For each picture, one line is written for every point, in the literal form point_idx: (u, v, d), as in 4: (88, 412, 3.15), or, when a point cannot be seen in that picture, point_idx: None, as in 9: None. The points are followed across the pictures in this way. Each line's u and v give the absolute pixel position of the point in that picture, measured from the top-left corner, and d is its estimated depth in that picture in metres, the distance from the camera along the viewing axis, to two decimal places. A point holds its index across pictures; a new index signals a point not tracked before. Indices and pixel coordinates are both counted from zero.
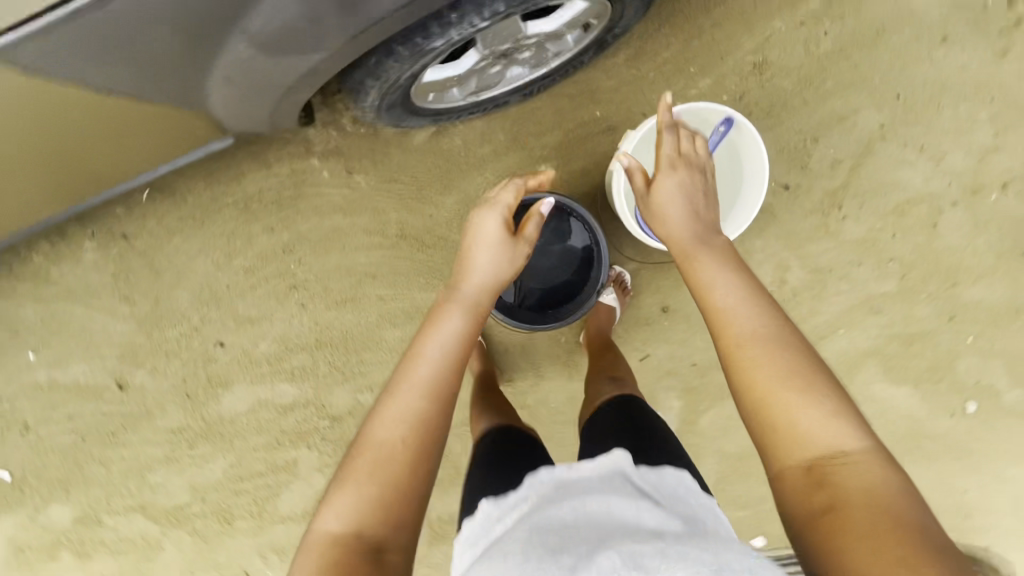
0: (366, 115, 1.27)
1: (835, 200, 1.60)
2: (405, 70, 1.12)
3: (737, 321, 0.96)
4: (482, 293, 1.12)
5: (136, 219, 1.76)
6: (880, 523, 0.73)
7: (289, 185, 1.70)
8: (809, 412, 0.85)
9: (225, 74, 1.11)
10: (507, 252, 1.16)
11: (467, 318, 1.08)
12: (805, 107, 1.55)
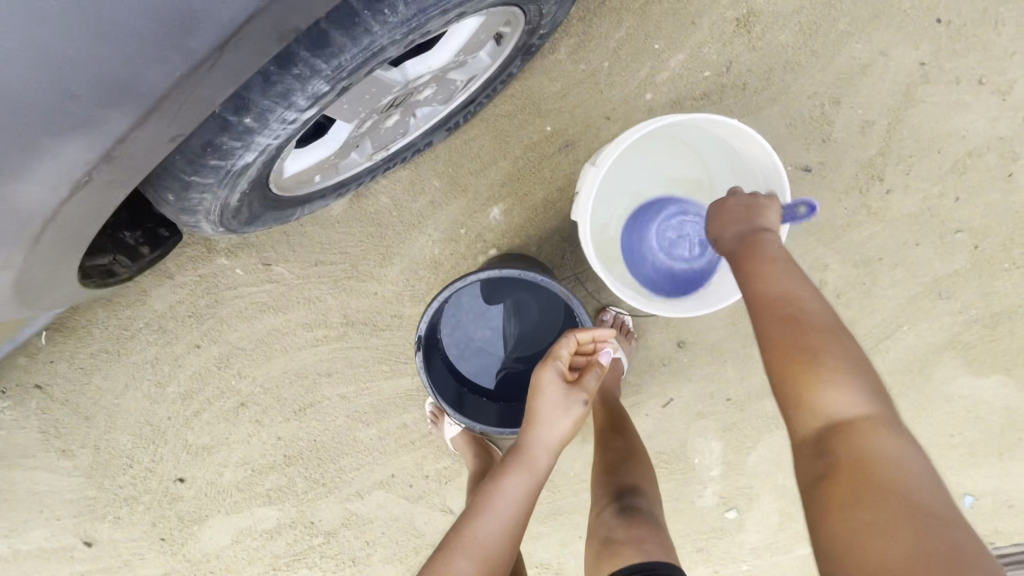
0: (211, 233, 0.92)
1: (874, 171, 1.24)
2: (225, 194, 0.83)
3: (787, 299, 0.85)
4: (540, 451, 1.05)
5: (45, 366, 1.50)
6: (891, 504, 0.66)
7: (203, 293, 1.41)
8: (826, 383, 0.77)
9: None
10: (571, 410, 1.07)
11: (530, 479, 1.02)
12: (812, 62, 1.19)
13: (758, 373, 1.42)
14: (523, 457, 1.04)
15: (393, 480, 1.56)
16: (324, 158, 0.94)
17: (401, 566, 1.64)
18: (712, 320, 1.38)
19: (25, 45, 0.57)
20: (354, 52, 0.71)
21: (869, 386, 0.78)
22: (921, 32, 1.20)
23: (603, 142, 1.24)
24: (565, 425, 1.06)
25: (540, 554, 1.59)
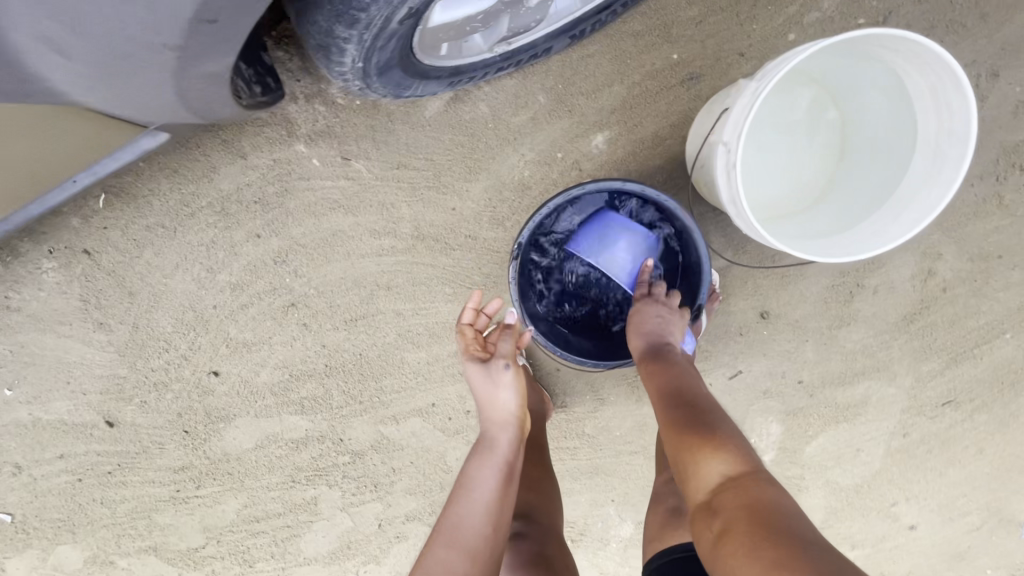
0: (348, 67, 0.81)
1: (1015, 158, 1.15)
2: (398, 7, 0.71)
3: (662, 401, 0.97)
4: (495, 432, 1.06)
5: (97, 232, 1.44)
6: (729, 516, 0.76)
7: (275, 180, 1.34)
8: (676, 430, 0.91)
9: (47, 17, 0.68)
10: (503, 384, 1.07)
11: (492, 458, 1.03)
12: (975, 27, 1.09)
13: (838, 360, 1.33)
14: (478, 448, 1.05)
15: (432, 409, 1.51)
16: (474, 8, 0.90)
17: (423, 498, 1.60)
18: (803, 295, 1.29)
19: None
20: None
21: (723, 423, 0.90)
22: None
23: (731, 81, 1.15)
24: (508, 396, 1.07)
25: (568, 510, 1.54)
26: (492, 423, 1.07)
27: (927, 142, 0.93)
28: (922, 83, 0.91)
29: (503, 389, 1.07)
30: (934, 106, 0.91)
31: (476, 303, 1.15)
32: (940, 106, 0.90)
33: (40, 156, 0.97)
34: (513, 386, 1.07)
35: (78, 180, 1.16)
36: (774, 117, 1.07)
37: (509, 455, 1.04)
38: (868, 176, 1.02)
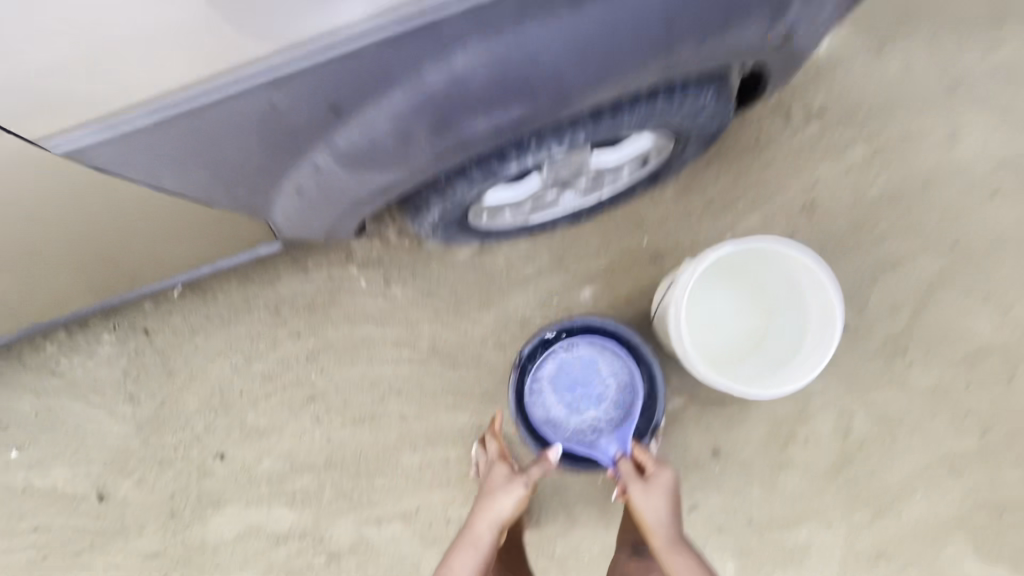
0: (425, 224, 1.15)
1: (898, 344, 1.49)
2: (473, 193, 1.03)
3: None
4: (479, 526, 1.21)
5: (162, 315, 1.70)
6: None
7: (325, 292, 1.66)
8: None
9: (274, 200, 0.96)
10: (506, 495, 1.24)
11: (475, 552, 1.17)
12: (858, 248, 1.50)
13: (780, 503, 1.52)
14: (466, 536, 1.20)
15: (416, 514, 1.62)
16: (513, 198, 1.26)
17: None
18: (746, 439, 1.53)
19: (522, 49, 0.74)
20: (630, 125, 0.95)
21: None
22: (944, 250, 1.50)
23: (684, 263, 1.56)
24: (508, 507, 1.23)
25: None
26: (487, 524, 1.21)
27: (813, 311, 1.25)
28: (798, 270, 1.25)
29: (505, 499, 1.24)
30: (809, 285, 1.25)
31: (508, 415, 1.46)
32: (815, 285, 1.23)
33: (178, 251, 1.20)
34: (514, 502, 1.24)
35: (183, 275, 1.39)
36: (700, 294, 1.34)
37: (489, 551, 1.19)
38: (779, 336, 1.30)
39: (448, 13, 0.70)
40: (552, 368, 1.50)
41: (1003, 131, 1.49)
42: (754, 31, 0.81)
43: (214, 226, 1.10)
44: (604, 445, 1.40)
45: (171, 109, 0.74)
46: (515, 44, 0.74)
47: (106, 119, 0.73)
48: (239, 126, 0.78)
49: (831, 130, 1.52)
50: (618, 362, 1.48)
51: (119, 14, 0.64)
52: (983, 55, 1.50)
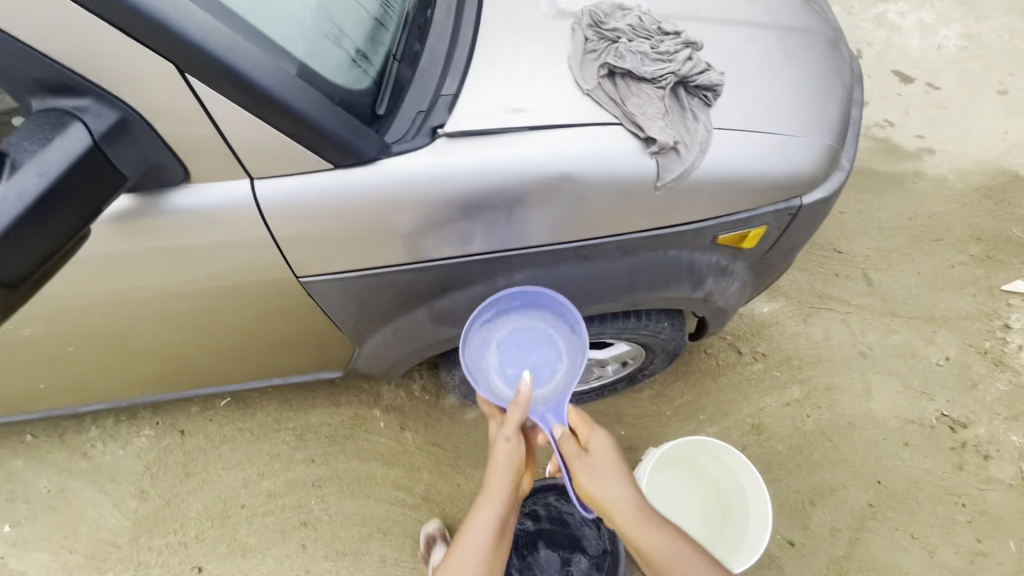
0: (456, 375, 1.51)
1: (839, 568, 1.66)
2: None
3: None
4: (473, 521, 0.90)
5: (200, 420, 1.94)
6: None
7: (347, 426, 1.92)
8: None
9: (375, 337, 1.19)
10: (494, 463, 0.96)
11: (482, 558, 0.87)
12: (798, 470, 1.79)
13: None
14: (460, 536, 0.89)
15: None
16: None
17: None
18: None
19: (574, 280, 1.05)
20: (609, 331, 1.35)
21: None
22: (871, 486, 1.77)
23: None
24: (500, 485, 0.94)
25: None
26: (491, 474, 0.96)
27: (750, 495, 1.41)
28: (730, 457, 1.44)
29: (492, 467, 0.98)
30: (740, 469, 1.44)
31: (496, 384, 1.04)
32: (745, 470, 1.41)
33: (262, 365, 1.34)
34: (505, 474, 0.94)
35: (232, 386, 1.45)
36: (658, 487, 1.47)
37: (494, 550, 0.89)
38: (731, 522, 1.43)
39: (519, 251, 0.99)
40: (500, 335, 1.07)
41: (906, 394, 1.91)
42: (686, 292, 1.14)
43: (318, 351, 1.28)
44: (539, 416, 0.98)
45: (368, 270, 1.01)
46: (585, 274, 1.04)
47: (336, 268, 1.00)
48: (388, 290, 1.05)
49: (771, 369, 1.96)
50: (574, 342, 1.05)
51: (391, 219, 0.94)
52: (881, 337, 2.02)
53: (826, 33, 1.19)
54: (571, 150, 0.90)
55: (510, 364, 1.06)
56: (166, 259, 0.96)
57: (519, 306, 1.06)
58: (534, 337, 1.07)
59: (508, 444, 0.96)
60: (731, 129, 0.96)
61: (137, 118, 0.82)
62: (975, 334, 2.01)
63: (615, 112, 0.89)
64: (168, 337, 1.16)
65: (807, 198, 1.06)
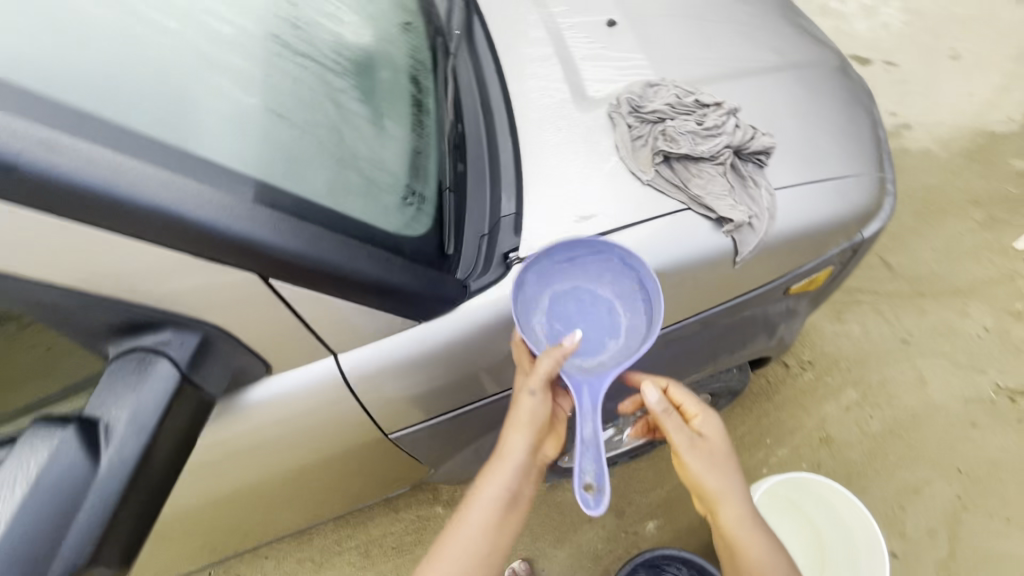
0: None
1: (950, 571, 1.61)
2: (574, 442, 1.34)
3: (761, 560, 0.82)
4: (484, 488, 0.76)
5: (255, 560, 1.81)
6: None
7: (412, 531, 1.81)
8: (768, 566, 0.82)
9: (456, 458, 1.13)
10: (514, 432, 0.77)
11: (486, 531, 0.75)
12: (878, 476, 1.76)
13: None
14: (469, 507, 0.76)
15: None
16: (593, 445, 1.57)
17: None
18: None
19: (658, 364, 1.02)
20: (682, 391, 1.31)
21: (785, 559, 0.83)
22: (954, 476, 1.74)
23: None
24: (519, 456, 0.77)
25: None
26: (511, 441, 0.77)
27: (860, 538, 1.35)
28: (839, 498, 1.38)
29: (515, 438, 0.77)
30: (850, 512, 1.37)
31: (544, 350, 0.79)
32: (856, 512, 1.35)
33: (325, 509, 1.19)
34: (525, 447, 0.77)
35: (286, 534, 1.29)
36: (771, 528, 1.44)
37: (499, 525, 0.76)
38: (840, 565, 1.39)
39: None
40: (560, 288, 0.86)
41: (959, 373, 1.90)
42: (760, 342, 1.13)
43: (390, 481, 1.18)
44: (574, 387, 0.77)
45: (461, 408, 0.92)
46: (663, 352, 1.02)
47: (425, 416, 0.91)
48: (478, 420, 0.98)
49: (823, 376, 1.93)
50: (639, 322, 0.84)
51: (487, 360, 0.85)
52: (918, 320, 2.02)
53: (832, 62, 1.20)
54: (650, 250, 0.86)
55: (561, 321, 0.85)
56: (253, 453, 0.81)
57: (584, 259, 0.86)
58: (595, 303, 0.87)
59: (533, 400, 0.76)
60: (791, 186, 0.94)
61: (218, 333, 0.65)
62: (1004, 300, 2.03)
63: (675, 204, 0.88)
64: (230, 518, 0.99)
65: (868, 231, 1.05)
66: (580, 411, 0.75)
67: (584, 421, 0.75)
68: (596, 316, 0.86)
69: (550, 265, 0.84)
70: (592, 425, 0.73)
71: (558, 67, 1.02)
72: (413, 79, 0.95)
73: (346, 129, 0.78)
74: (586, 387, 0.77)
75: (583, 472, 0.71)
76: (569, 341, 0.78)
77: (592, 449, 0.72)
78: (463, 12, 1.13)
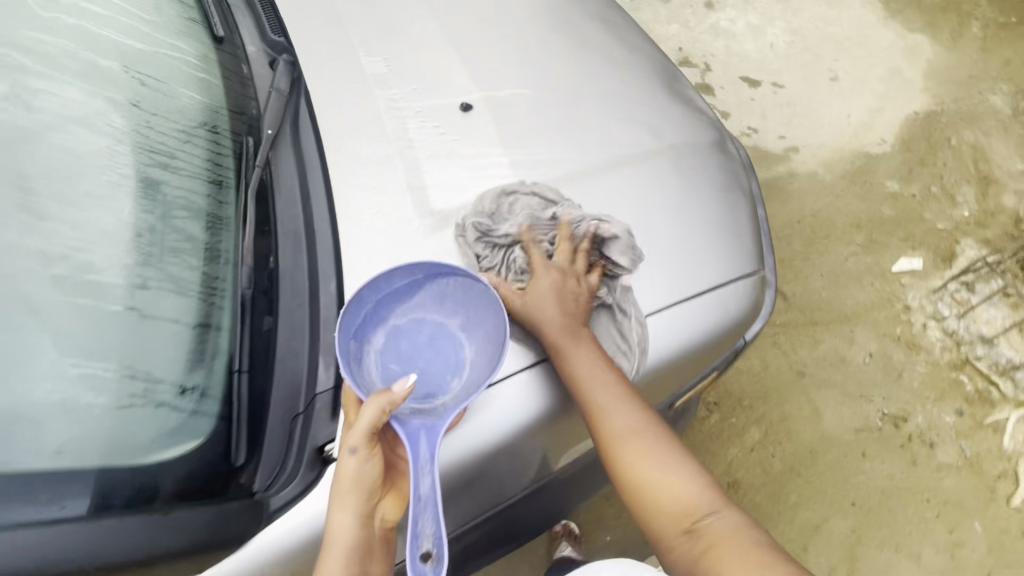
0: None
1: None
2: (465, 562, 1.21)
3: (611, 416, 0.76)
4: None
5: None
6: (665, 469, 0.75)
7: None
8: (612, 414, 0.76)
9: None
10: (338, 506, 0.61)
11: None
12: (782, 517, 1.78)
13: None
14: None
15: None
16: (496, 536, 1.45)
17: None
18: None
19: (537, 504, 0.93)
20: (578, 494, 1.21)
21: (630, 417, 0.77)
22: (849, 509, 1.81)
23: None
24: (347, 528, 0.61)
25: None
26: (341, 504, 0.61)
27: None
28: None
29: (343, 509, 0.62)
30: None
31: (381, 406, 0.61)
32: None
33: None
34: (356, 518, 0.61)
35: None
36: None
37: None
38: None
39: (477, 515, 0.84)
40: (399, 322, 0.77)
41: (849, 403, 1.95)
42: None
43: None
44: (409, 437, 0.66)
45: None
46: (552, 487, 0.92)
47: None
48: None
49: (727, 417, 1.93)
50: (489, 353, 0.76)
51: None
52: (811, 350, 2.04)
53: (707, 138, 1.11)
54: (509, 410, 0.77)
55: (402, 359, 0.76)
56: None
57: (422, 286, 0.78)
58: (441, 334, 0.78)
59: (356, 464, 0.61)
60: (666, 307, 0.86)
61: None
62: (885, 324, 2.08)
63: (519, 360, 0.79)
64: None
65: (751, 334, 0.97)
66: (415, 463, 0.64)
67: (420, 476, 0.63)
68: (442, 349, 0.77)
69: (382, 298, 0.75)
70: (430, 476, 0.63)
71: (398, 172, 0.86)
72: (204, 211, 0.72)
73: (75, 333, 0.56)
74: (425, 433, 0.67)
75: (420, 538, 0.60)
76: (400, 386, 0.63)
77: (433, 505, 0.62)
78: (282, 99, 0.89)
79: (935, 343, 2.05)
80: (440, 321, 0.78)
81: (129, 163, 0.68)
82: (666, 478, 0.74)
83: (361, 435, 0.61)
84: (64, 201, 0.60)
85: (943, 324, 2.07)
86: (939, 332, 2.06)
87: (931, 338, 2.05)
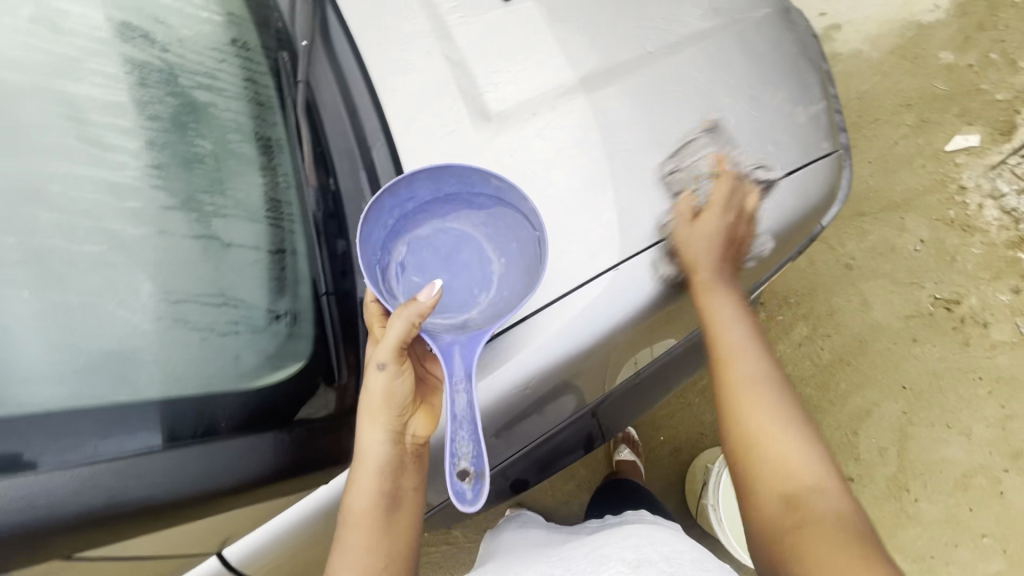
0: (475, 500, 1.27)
1: (900, 484, 1.58)
2: None
3: (727, 336, 0.72)
4: (351, 491, 0.58)
5: None
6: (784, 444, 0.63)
7: None
8: (733, 323, 0.72)
9: None
10: (366, 422, 0.58)
11: (366, 542, 0.58)
12: (832, 406, 1.64)
13: None
14: (344, 518, 0.58)
15: None
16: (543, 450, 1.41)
17: None
18: None
19: (621, 407, 0.90)
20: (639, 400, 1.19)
21: (735, 340, 0.71)
22: (898, 393, 1.66)
23: None
24: (379, 445, 0.58)
25: None
26: (368, 424, 0.58)
27: None
28: None
29: (373, 423, 0.58)
30: None
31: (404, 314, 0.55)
32: None
33: None
34: (389, 434, 0.58)
35: None
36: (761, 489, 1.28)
37: (382, 528, 0.59)
38: None
39: (562, 424, 0.81)
40: (420, 233, 0.73)
41: (899, 290, 1.72)
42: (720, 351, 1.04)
43: None
44: (442, 351, 0.60)
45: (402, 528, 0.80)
46: (635, 390, 0.90)
47: None
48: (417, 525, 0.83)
49: (774, 315, 1.71)
50: (520, 265, 0.71)
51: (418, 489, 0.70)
52: (859, 242, 1.76)
53: (771, 9, 0.99)
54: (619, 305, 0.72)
55: (423, 272, 0.72)
56: None
57: (449, 192, 0.72)
58: (465, 244, 0.73)
59: (384, 378, 0.56)
60: (743, 199, 0.81)
61: None
62: (937, 208, 1.78)
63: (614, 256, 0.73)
64: None
65: (826, 220, 0.92)
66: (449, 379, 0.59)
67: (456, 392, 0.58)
68: (466, 262, 0.73)
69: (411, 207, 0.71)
70: (465, 392, 0.57)
71: (445, 72, 0.79)
72: (256, 135, 0.69)
73: (161, 260, 0.54)
74: (460, 345, 0.60)
75: (456, 456, 0.56)
76: (425, 296, 0.55)
77: (469, 423, 0.57)
78: (309, 6, 0.81)
79: (993, 223, 1.75)
80: (461, 232, 0.73)
81: (173, 83, 0.64)
82: (728, 344, 0.71)
83: (384, 350, 0.56)
84: (121, 128, 0.58)
85: (1001, 203, 1.75)
86: (997, 212, 1.75)
87: (987, 219, 1.75)
